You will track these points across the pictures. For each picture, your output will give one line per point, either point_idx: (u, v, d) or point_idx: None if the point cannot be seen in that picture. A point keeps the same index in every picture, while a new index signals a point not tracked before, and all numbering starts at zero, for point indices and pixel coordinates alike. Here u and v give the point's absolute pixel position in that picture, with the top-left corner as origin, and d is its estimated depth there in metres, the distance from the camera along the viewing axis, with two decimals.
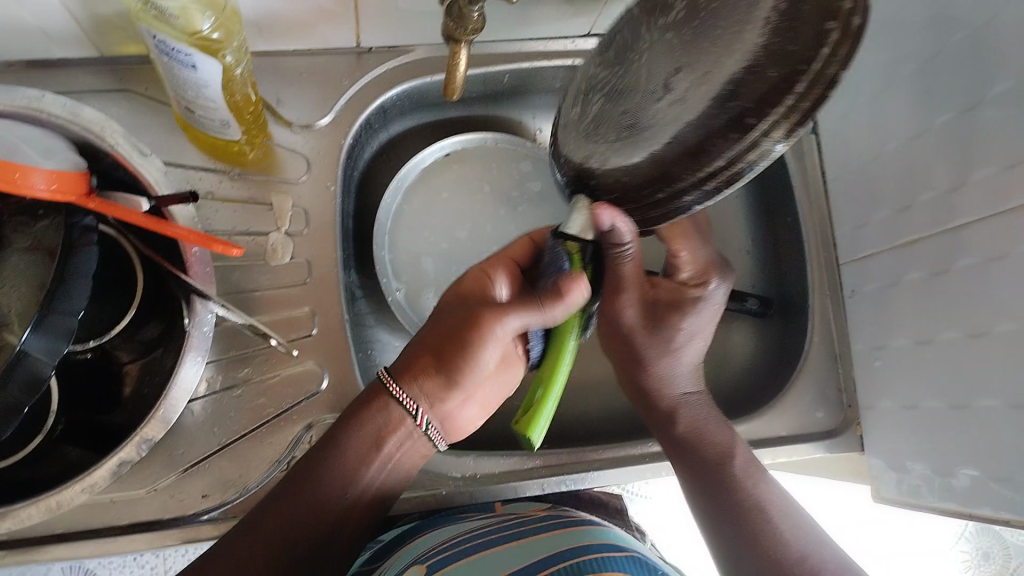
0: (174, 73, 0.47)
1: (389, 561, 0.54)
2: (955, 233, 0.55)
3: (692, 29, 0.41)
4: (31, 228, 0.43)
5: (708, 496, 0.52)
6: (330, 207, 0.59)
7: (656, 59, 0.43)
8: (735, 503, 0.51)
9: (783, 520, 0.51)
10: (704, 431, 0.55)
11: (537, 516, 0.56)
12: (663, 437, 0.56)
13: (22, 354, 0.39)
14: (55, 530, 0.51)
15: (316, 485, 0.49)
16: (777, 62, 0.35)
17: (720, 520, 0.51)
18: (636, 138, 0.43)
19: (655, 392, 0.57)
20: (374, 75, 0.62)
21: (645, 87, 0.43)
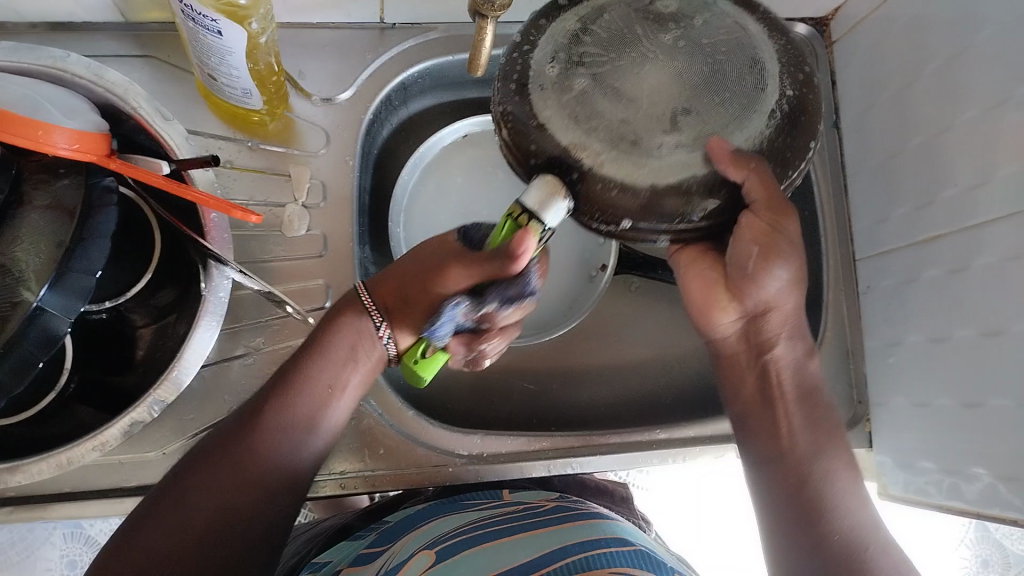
0: (199, 38, 0.47)
1: (398, 543, 0.54)
2: (974, 231, 0.54)
3: (693, 77, 0.44)
4: (51, 185, 0.42)
5: (776, 458, 0.48)
6: (347, 180, 0.59)
7: (660, 87, 0.43)
8: (803, 468, 0.47)
9: (849, 487, 0.47)
10: (792, 377, 0.50)
11: (548, 508, 0.56)
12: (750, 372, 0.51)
13: (38, 311, 0.40)
14: (66, 488, 0.52)
15: (256, 447, 0.47)
16: (783, 153, 0.45)
17: (781, 491, 0.47)
18: (637, 154, 0.43)
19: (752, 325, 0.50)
20: (397, 51, 0.62)
21: (644, 110, 0.43)
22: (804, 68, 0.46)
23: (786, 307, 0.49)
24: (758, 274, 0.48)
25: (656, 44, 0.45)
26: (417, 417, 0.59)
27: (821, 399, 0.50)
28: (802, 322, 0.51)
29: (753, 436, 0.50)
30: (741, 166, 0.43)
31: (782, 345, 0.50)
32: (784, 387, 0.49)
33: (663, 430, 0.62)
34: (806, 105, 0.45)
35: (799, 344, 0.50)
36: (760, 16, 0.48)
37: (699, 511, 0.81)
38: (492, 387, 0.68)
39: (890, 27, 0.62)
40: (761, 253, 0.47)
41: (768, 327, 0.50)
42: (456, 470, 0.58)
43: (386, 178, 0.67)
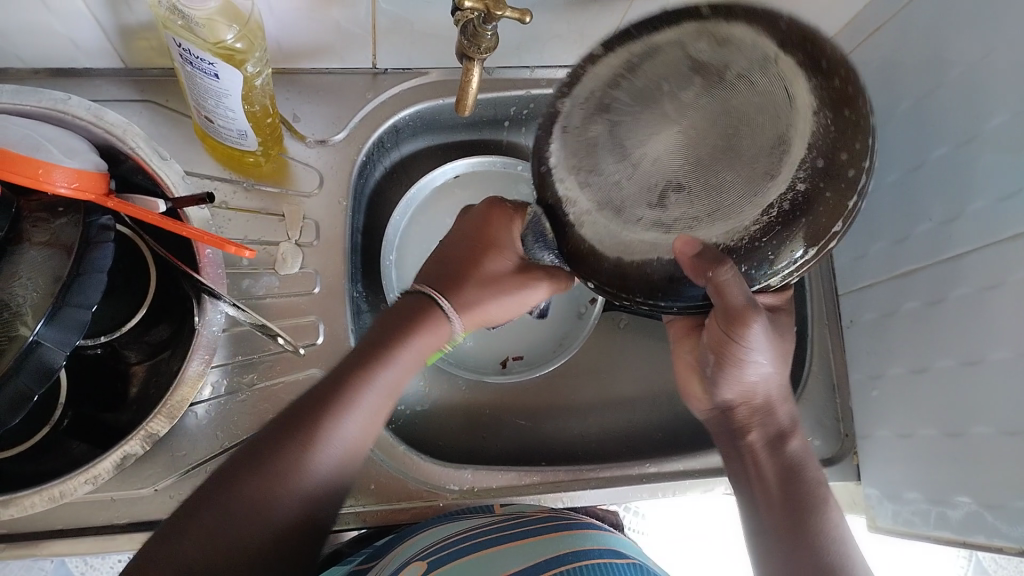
0: (197, 82, 0.49)
1: (385, 561, 0.54)
2: (951, 263, 0.56)
3: (694, 147, 0.43)
4: (50, 224, 0.44)
5: (765, 531, 0.49)
6: (340, 220, 0.60)
7: (662, 157, 0.43)
8: (795, 535, 0.47)
9: (841, 550, 0.46)
10: (773, 457, 0.51)
11: (539, 517, 0.56)
12: (734, 450, 0.53)
13: (36, 344, 0.40)
14: (56, 526, 0.52)
15: (297, 451, 0.46)
16: (788, 238, 0.41)
17: (775, 557, 0.47)
18: (615, 223, 0.43)
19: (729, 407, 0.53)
20: (389, 95, 0.64)
21: (639, 179, 0.43)
22: (843, 155, 0.41)
23: (756, 399, 0.52)
24: (722, 376, 0.50)
25: (678, 102, 0.44)
26: (407, 452, 0.60)
27: (806, 471, 0.50)
28: (777, 410, 0.52)
29: (748, 508, 0.51)
30: (699, 273, 0.40)
31: (755, 430, 0.52)
32: (763, 468, 0.51)
33: (652, 464, 0.63)
34: (814, 202, 0.40)
35: (773, 428, 0.52)
36: (840, 84, 0.42)
37: (689, 546, 0.80)
38: (483, 423, 0.69)
39: (863, 70, 0.64)
40: (717, 360, 0.49)
41: (741, 415, 0.52)
42: (447, 504, 0.58)
43: (377, 218, 0.69)
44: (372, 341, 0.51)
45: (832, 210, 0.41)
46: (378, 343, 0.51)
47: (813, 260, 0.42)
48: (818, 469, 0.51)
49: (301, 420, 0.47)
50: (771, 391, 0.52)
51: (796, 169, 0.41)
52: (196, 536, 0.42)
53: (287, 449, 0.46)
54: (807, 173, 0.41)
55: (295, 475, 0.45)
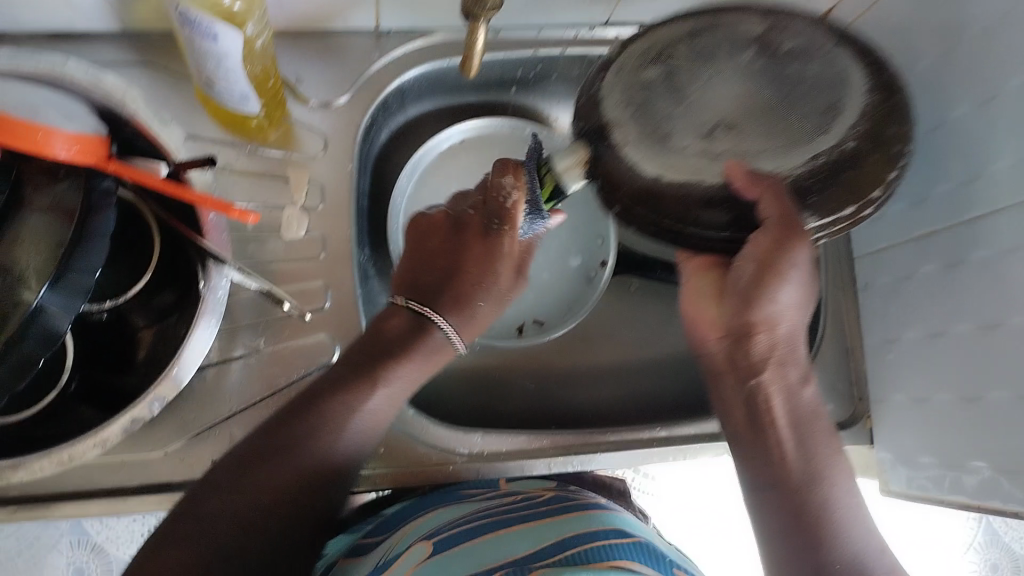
0: (196, 45, 0.48)
1: (391, 539, 0.55)
2: (970, 225, 0.55)
3: (719, 92, 0.50)
4: (49, 188, 0.43)
5: (770, 485, 0.48)
6: (345, 184, 0.60)
7: (717, 101, 0.50)
8: (801, 496, 0.47)
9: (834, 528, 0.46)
10: (786, 404, 0.49)
11: (547, 498, 0.57)
12: (735, 386, 0.50)
13: (39, 310, 0.40)
14: (67, 489, 0.53)
15: (302, 446, 0.49)
16: (825, 199, 0.47)
17: (777, 518, 0.47)
18: (662, 149, 0.49)
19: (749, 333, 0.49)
20: (394, 56, 0.63)
21: (694, 117, 0.50)
22: (890, 132, 0.47)
23: (779, 329, 0.49)
24: (756, 295, 0.48)
25: (734, 62, 0.51)
26: (418, 416, 0.59)
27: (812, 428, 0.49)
28: (798, 347, 0.50)
29: (746, 458, 0.50)
30: (754, 185, 0.46)
31: (770, 368, 0.49)
32: (775, 410, 0.49)
33: (662, 428, 0.63)
34: (862, 164, 0.46)
35: (792, 370, 0.50)
36: (886, 73, 0.48)
37: (698, 509, 0.81)
38: (491, 385, 0.68)
39: (880, 26, 0.62)
40: (757, 276, 0.47)
41: (759, 348, 0.49)
42: (457, 468, 0.59)
43: (383, 182, 0.68)
44: (371, 345, 0.53)
45: (872, 177, 0.46)
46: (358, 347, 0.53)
47: (842, 224, 0.49)
48: (824, 428, 0.50)
49: (301, 413, 0.50)
50: (793, 325, 0.50)
51: (851, 126, 0.47)
52: (222, 514, 0.46)
53: (293, 439, 0.49)
54: (858, 135, 0.46)
55: (304, 466, 0.49)
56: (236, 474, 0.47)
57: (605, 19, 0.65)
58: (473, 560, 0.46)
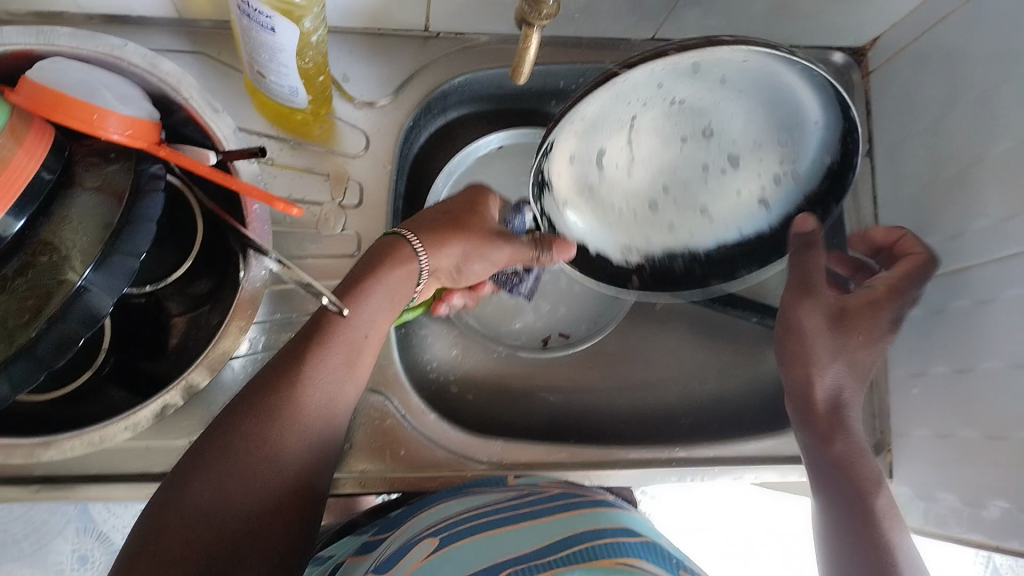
0: (252, 35, 0.48)
1: (401, 531, 0.54)
2: (1005, 262, 0.54)
3: (686, 171, 0.59)
4: (102, 169, 0.43)
5: (843, 540, 0.54)
6: (385, 185, 0.60)
7: (694, 188, 0.60)
8: (868, 538, 0.53)
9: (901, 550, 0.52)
10: (846, 458, 0.58)
11: (555, 494, 0.56)
12: (815, 458, 0.59)
13: (83, 289, 0.41)
14: (91, 471, 0.53)
15: (268, 422, 0.45)
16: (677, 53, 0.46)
17: (854, 571, 0.52)
18: (638, 214, 0.61)
19: (811, 395, 0.61)
20: (439, 60, 0.63)
21: (666, 193, 0.60)
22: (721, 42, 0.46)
23: (822, 400, 0.61)
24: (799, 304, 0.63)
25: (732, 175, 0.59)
26: (438, 420, 0.60)
27: (856, 467, 0.57)
28: (847, 413, 0.60)
29: (822, 513, 0.57)
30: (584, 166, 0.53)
31: (840, 437, 0.59)
32: (844, 469, 0.57)
33: (683, 447, 0.63)
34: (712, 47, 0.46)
35: (847, 431, 0.59)
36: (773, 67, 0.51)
37: None
38: (511, 394, 0.69)
39: (927, 59, 0.62)
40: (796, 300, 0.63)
41: (822, 422, 0.60)
42: (474, 476, 0.59)
43: (418, 185, 0.69)
44: (343, 292, 0.50)
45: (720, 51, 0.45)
46: (341, 290, 0.51)
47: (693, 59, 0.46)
48: (870, 468, 0.57)
49: (264, 387, 0.46)
50: (835, 392, 0.60)
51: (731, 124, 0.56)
52: (185, 506, 0.42)
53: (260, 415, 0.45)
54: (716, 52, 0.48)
55: (270, 445, 0.45)
56: (192, 462, 0.44)
57: (651, 37, 0.65)
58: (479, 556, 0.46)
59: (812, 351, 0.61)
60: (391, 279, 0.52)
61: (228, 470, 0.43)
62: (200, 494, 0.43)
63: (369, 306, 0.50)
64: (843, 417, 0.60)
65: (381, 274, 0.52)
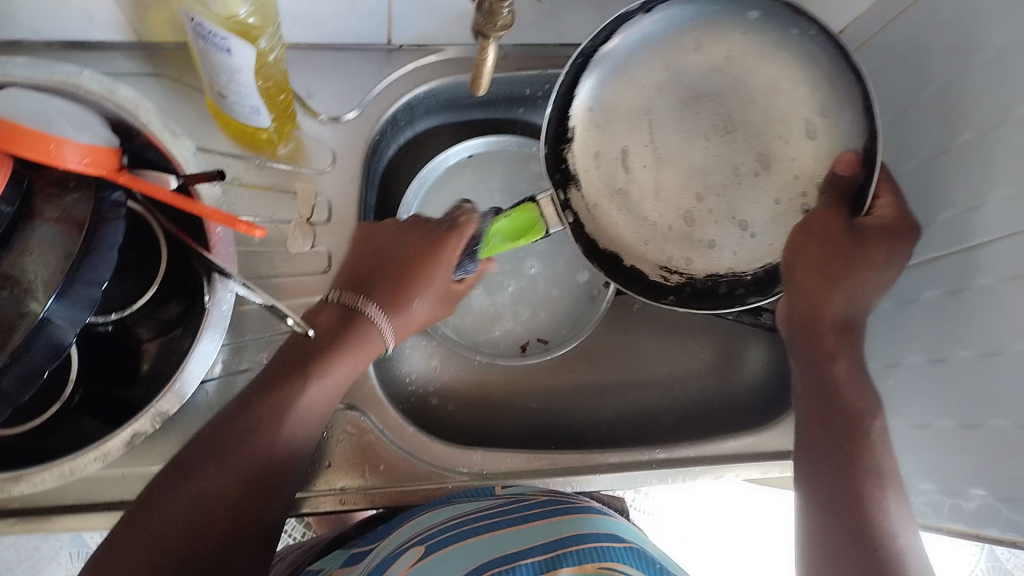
0: (209, 57, 0.48)
1: (383, 544, 0.54)
2: (974, 251, 0.54)
3: (718, 175, 0.57)
4: (61, 199, 0.42)
5: (828, 477, 0.48)
6: (353, 200, 0.60)
7: (736, 201, 0.57)
8: (855, 490, 0.46)
9: (882, 478, 0.47)
10: (849, 391, 0.50)
11: (540, 499, 0.55)
12: (808, 374, 0.52)
13: (46, 321, 0.40)
14: (67, 501, 0.52)
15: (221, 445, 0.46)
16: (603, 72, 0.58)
17: (836, 525, 0.45)
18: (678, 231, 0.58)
19: (816, 312, 0.53)
20: (403, 72, 0.63)
21: (720, 211, 0.57)
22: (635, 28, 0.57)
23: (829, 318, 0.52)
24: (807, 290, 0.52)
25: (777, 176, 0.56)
26: (417, 434, 0.60)
27: (846, 409, 0.50)
28: (853, 337, 0.53)
29: (809, 451, 0.50)
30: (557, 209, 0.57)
31: (843, 359, 0.52)
32: (842, 399, 0.50)
33: (663, 449, 0.63)
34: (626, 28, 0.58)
35: (850, 352, 0.52)
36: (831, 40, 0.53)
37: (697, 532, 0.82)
38: (491, 403, 0.69)
39: (890, 52, 0.62)
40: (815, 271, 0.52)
41: (825, 342, 0.52)
42: (455, 487, 0.59)
43: (389, 197, 0.69)
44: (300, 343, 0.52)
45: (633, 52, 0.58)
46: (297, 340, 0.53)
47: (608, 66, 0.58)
48: (861, 398, 0.50)
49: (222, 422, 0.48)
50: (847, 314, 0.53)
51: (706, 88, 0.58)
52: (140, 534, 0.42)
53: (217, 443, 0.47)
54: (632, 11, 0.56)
55: (226, 468, 0.46)
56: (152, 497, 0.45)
57: None
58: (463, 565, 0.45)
59: (848, 285, 0.52)
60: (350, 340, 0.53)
61: (179, 500, 0.44)
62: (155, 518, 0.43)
63: (330, 380, 0.51)
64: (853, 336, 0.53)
65: (340, 349, 0.52)
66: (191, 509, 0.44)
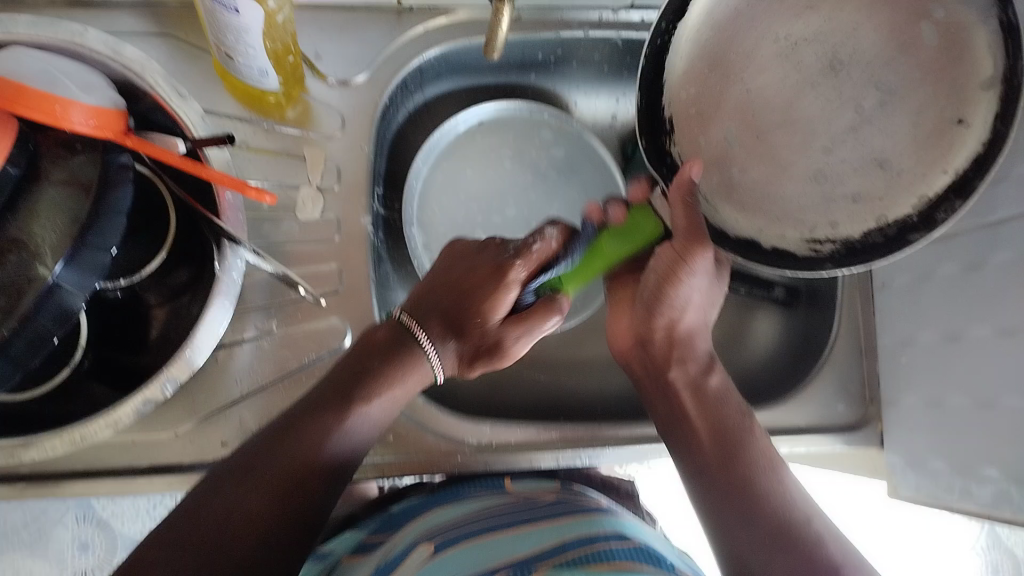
0: (215, 16, 0.46)
1: (401, 532, 0.54)
2: (994, 228, 0.54)
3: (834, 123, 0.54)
4: (68, 161, 0.41)
5: (701, 474, 0.49)
6: (362, 165, 0.59)
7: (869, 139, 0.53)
8: (739, 483, 0.47)
9: (777, 474, 0.48)
10: (697, 395, 0.53)
11: (546, 502, 0.56)
12: (688, 386, 0.53)
13: (54, 287, 0.39)
14: (76, 468, 0.52)
15: (289, 458, 0.44)
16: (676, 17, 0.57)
17: (729, 516, 0.46)
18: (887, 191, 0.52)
19: (677, 333, 0.55)
20: (414, 35, 0.61)
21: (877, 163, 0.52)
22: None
23: (677, 328, 0.55)
24: (658, 301, 0.54)
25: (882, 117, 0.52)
26: (428, 404, 0.59)
27: (729, 408, 0.52)
28: (696, 343, 0.55)
29: (677, 450, 0.51)
30: (674, 189, 0.53)
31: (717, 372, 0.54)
32: (697, 404, 0.52)
33: None
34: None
35: (692, 362, 0.54)
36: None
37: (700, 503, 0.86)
38: (500, 375, 0.68)
39: None
40: (660, 282, 0.54)
41: (667, 348, 0.55)
42: (465, 459, 0.59)
43: (399, 163, 0.67)
44: (360, 360, 0.49)
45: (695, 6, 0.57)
46: (358, 348, 0.50)
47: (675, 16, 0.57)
48: (738, 404, 0.53)
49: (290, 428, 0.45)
50: (689, 325, 0.55)
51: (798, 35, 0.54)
52: (198, 540, 0.40)
53: (284, 451, 0.44)
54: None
55: (288, 477, 0.44)
56: (220, 489, 0.43)
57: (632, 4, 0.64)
58: (473, 561, 0.46)
59: (686, 296, 0.54)
60: (403, 378, 0.49)
61: (242, 504, 0.42)
62: (224, 518, 0.42)
63: (378, 405, 0.48)
64: (683, 341, 0.55)
65: (394, 381, 0.49)
66: (249, 528, 0.42)
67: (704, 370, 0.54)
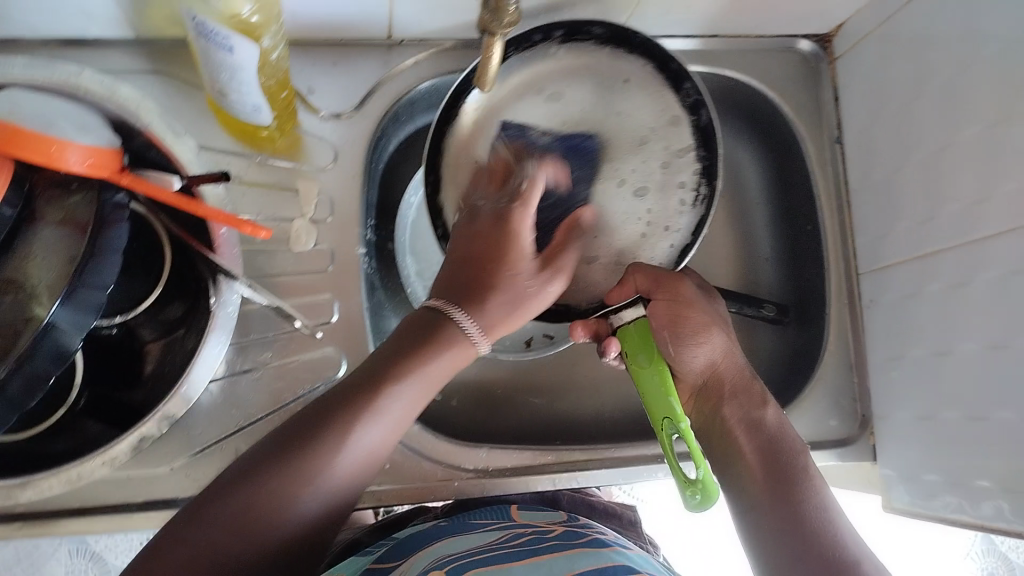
0: (210, 55, 0.47)
1: (407, 561, 0.53)
2: (978, 246, 0.55)
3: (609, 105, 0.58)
4: (64, 201, 0.42)
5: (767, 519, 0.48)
6: (354, 196, 0.59)
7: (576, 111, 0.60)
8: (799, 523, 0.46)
9: (830, 513, 0.47)
10: (754, 435, 0.51)
11: (557, 532, 0.56)
12: (744, 429, 0.52)
13: (49, 326, 0.39)
14: (73, 505, 0.52)
15: (277, 482, 0.44)
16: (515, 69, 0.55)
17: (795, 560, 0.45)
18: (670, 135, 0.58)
19: (721, 377, 0.54)
20: (404, 67, 0.62)
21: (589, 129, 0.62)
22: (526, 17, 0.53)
23: (718, 370, 0.54)
24: (683, 348, 0.54)
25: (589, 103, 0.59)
26: (422, 431, 0.59)
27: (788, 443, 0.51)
28: (753, 383, 0.54)
29: (738, 501, 0.50)
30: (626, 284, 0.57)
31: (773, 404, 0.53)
32: (754, 445, 0.51)
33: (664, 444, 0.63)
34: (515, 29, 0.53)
35: (747, 398, 0.53)
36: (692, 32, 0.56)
37: None
38: (493, 401, 0.69)
39: (894, 42, 0.62)
40: (673, 332, 0.54)
41: (721, 391, 0.54)
42: (462, 484, 0.59)
43: (391, 193, 0.68)
44: (381, 360, 0.48)
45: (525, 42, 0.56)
46: (391, 344, 0.49)
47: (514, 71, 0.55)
48: (796, 439, 0.52)
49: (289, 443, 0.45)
50: (733, 364, 0.54)
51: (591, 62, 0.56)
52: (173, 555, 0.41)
53: (277, 476, 0.44)
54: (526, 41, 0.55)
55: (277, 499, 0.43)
56: (207, 501, 0.43)
57: None
58: None
59: (707, 334, 0.54)
60: (438, 364, 0.49)
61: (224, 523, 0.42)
62: (200, 538, 0.42)
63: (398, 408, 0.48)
64: (733, 381, 0.54)
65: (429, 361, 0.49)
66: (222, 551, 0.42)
67: (761, 406, 0.53)
